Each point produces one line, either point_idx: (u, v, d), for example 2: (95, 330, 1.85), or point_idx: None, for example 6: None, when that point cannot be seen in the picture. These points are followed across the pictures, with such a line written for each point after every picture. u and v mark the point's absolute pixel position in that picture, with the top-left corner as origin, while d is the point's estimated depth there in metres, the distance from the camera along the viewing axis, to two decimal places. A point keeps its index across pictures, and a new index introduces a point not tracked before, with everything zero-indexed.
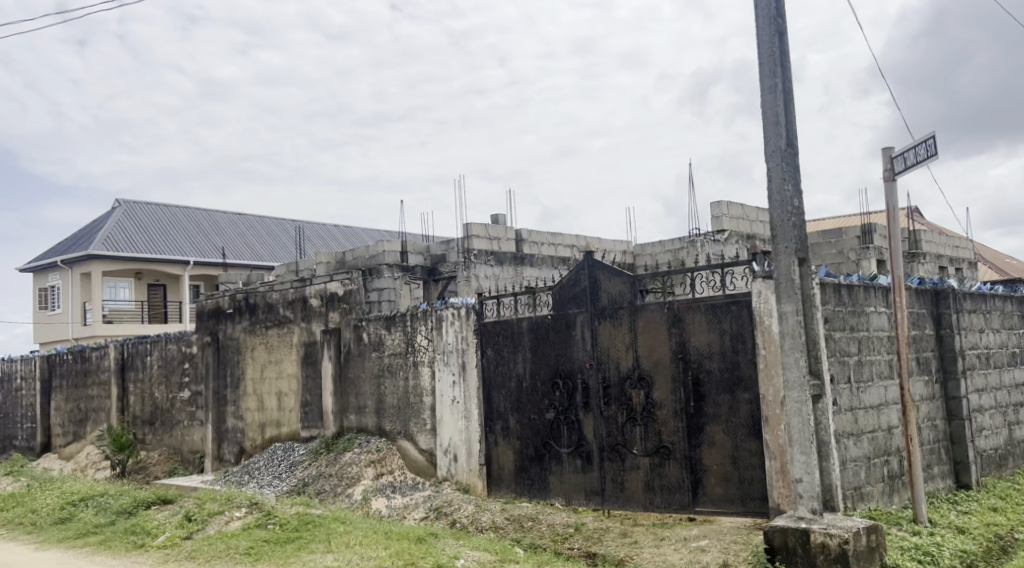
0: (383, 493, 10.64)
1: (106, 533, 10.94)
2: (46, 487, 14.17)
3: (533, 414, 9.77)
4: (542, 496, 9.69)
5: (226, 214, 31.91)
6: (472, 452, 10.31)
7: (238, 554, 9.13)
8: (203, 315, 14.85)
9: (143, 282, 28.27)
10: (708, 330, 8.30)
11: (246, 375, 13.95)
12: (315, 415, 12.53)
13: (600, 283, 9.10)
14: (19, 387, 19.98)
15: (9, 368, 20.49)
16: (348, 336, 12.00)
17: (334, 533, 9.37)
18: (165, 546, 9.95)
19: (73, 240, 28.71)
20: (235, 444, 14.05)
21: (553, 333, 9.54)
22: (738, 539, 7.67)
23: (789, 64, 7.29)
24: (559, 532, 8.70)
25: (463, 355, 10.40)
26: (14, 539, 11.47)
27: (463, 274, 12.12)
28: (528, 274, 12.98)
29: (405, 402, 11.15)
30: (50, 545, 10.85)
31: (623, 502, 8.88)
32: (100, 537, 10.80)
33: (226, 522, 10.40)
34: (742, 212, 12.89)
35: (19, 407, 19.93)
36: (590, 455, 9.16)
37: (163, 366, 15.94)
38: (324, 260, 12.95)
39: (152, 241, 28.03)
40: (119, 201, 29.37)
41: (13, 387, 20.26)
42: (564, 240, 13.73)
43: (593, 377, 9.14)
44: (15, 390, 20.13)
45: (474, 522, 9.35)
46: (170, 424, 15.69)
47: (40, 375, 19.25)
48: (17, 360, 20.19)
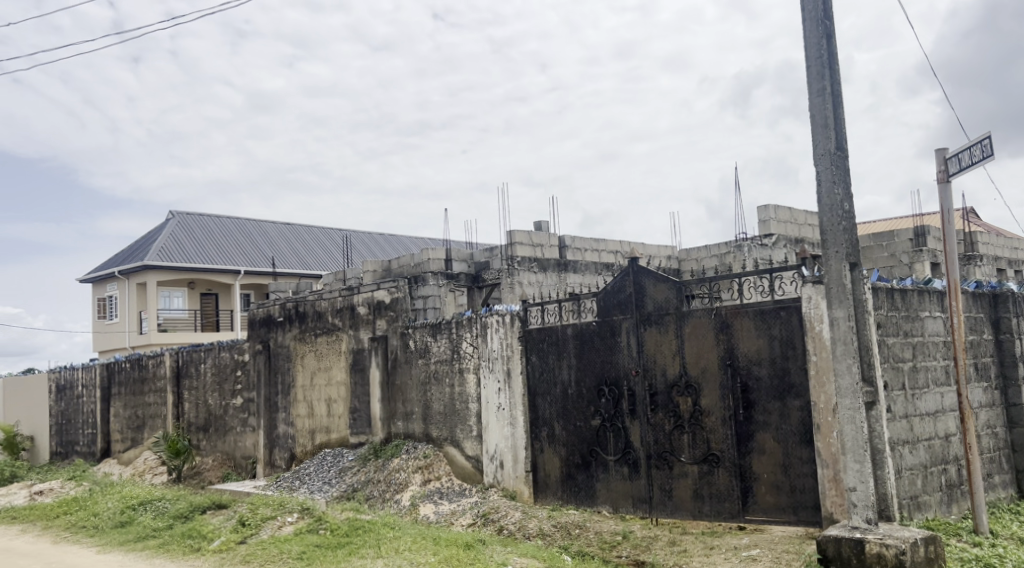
0: (430, 499, 10.66)
1: (164, 536, 11.14)
2: (106, 492, 14.48)
3: (579, 421, 9.69)
4: (589, 504, 9.61)
5: (275, 223, 32.38)
6: (518, 458, 10.27)
7: (291, 559, 9.23)
8: (254, 323, 15.06)
9: (196, 291, 28.73)
10: (756, 335, 8.17)
11: (296, 382, 14.10)
12: (363, 421, 12.62)
13: (645, 289, 9.01)
14: (80, 394, 20.47)
15: (70, 376, 21.00)
16: (395, 343, 12.05)
17: (384, 539, 9.41)
18: (220, 550, 10.08)
19: (129, 252, 29.35)
20: (287, 450, 14.21)
21: (598, 339, 9.46)
22: (790, 549, 7.54)
23: (837, 65, 7.14)
24: (607, 540, 8.63)
25: (508, 362, 10.37)
26: (76, 542, 11.74)
27: (507, 280, 12.08)
28: (571, 280, 12.90)
29: (451, 408, 11.16)
30: (111, 548, 11.08)
31: (671, 510, 8.77)
32: (158, 541, 11.00)
33: (278, 527, 10.50)
34: (791, 215, 12.66)
35: (81, 413, 20.42)
36: (637, 463, 9.06)
37: (217, 373, 16.19)
38: (370, 268, 13.02)
39: (205, 251, 28.56)
40: (173, 213, 30.00)
41: (75, 394, 20.76)
42: (608, 246, 13.63)
43: (638, 384, 9.04)
44: (77, 396, 20.63)
45: (521, 529, 9.31)
46: (223, 430, 15.93)
47: (99, 383, 19.70)
48: (78, 368, 20.70)
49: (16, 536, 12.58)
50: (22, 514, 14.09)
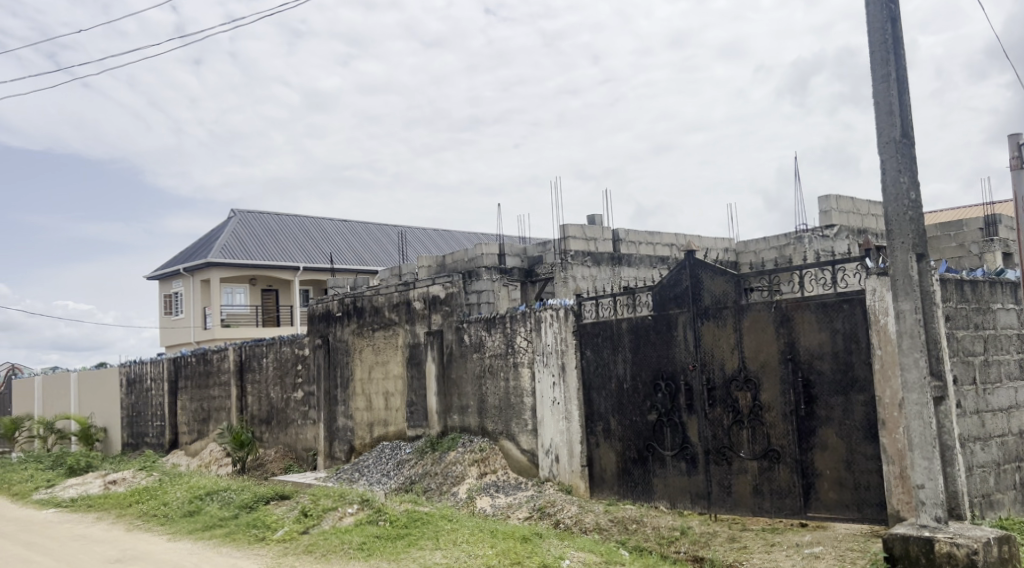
0: (487, 492, 10.63)
1: (230, 526, 11.34)
2: (175, 482, 14.81)
3: (635, 415, 9.57)
4: (646, 499, 9.49)
5: (332, 220, 32.75)
6: (574, 453, 10.18)
7: (351, 549, 9.31)
8: (314, 318, 15.22)
9: (257, 288, 29.19)
10: (818, 329, 7.96)
11: (355, 376, 14.21)
12: (420, 414, 12.67)
13: (703, 282, 8.84)
14: (149, 387, 20.97)
15: (140, 370, 21.53)
16: (450, 337, 12.06)
17: (442, 530, 9.44)
18: (284, 540, 10.22)
19: (193, 249, 29.96)
20: (346, 442, 14.34)
21: (654, 333, 9.32)
22: (855, 547, 7.36)
23: (903, 50, 6.88)
24: (665, 535, 8.51)
25: (563, 356, 10.25)
26: (148, 530, 12.02)
27: (560, 274, 11.96)
28: (625, 274, 12.75)
29: (506, 402, 11.12)
30: (180, 536, 11.33)
31: (731, 506, 8.61)
32: (224, 530, 11.20)
33: (339, 518, 10.58)
34: (853, 204, 12.33)
35: (149, 406, 20.91)
36: (695, 458, 8.91)
37: (278, 367, 16.42)
38: (425, 263, 12.99)
39: (265, 248, 29.02)
40: (234, 211, 30.54)
41: (144, 386, 21.27)
42: (663, 239, 13.44)
43: (696, 378, 8.89)
44: (146, 389, 21.14)
45: (578, 522, 9.24)
46: (285, 423, 16.15)
47: (167, 376, 20.15)
48: (147, 362, 21.20)
49: (90, 524, 12.94)
50: (97, 503, 14.50)
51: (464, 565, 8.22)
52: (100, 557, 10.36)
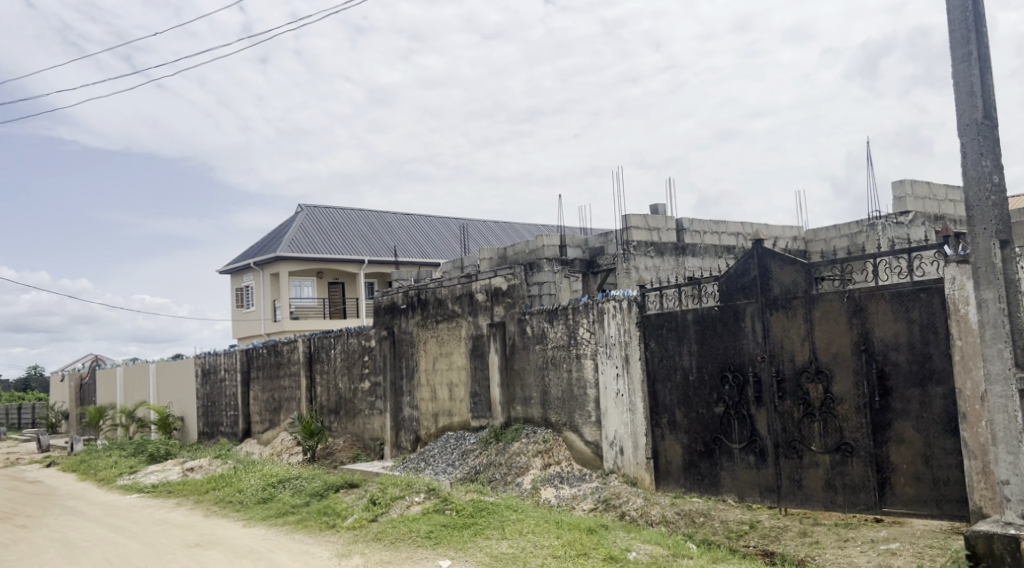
0: (551, 483, 10.54)
1: (303, 513, 11.50)
2: (249, 469, 15.11)
3: (702, 408, 9.37)
4: (713, 492, 9.29)
5: (395, 213, 33.02)
6: (639, 445, 10.00)
7: (419, 537, 9.36)
8: (379, 310, 15.31)
9: (324, 281, 29.60)
10: (893, 319, 7.67)
11: (420, 367, 14.27)
12: (484, 405, 12.66)
13: (771, 272, 8.61)
14: (223, 377, 21.43)
15: (214, 361, 22.01)
16: (513, 329, 12.00)
17: (508, 520, 9.41)
18: (354, 528, 10.32)
19: (262, 244, 30.52)
20: (412, 432, 14.43)
21: (721, 324, 9.11)
22: (934, 544, 7.13)
23: (985, 28, 6.54)
24: (733, 529, 8.34)
25: (626, 347, 10.10)
26: (224, 516, 12.29)
27: (622, 266, 11.79)
28: (690, 264, 12.50)
29: (570, 394, 11.01)
30: (255, 522, 11.55)
31: (801, 500, 8.38)
32: (297, 517, 11.37)
33: (407, 506, 10.60)
34: (929, 190, 11.85)
35: (224, 396, 21.37)
36: (764, 451, 8.69)
37: (346, 358, 16.58)
38: (487, 255, 12.96)
39: (331, 242, 29.40)
40: (301, 206, 31.01)
41: (218, 377, 21.75)
42: (729, 228, 13.13)
43: (765, 370, 8.65)
44: (220, 380, 21.61)
45: (644, 515, 9.11)
46: (353, 412, 16.31)
47: (240, 367, 20.55)
48: (221, 353, 21.66)
49: (170, 509, 13.28)
50: (176, 489, 14.89)
51: (530, 555, 8.25)
52: (180, 540, 10.64)
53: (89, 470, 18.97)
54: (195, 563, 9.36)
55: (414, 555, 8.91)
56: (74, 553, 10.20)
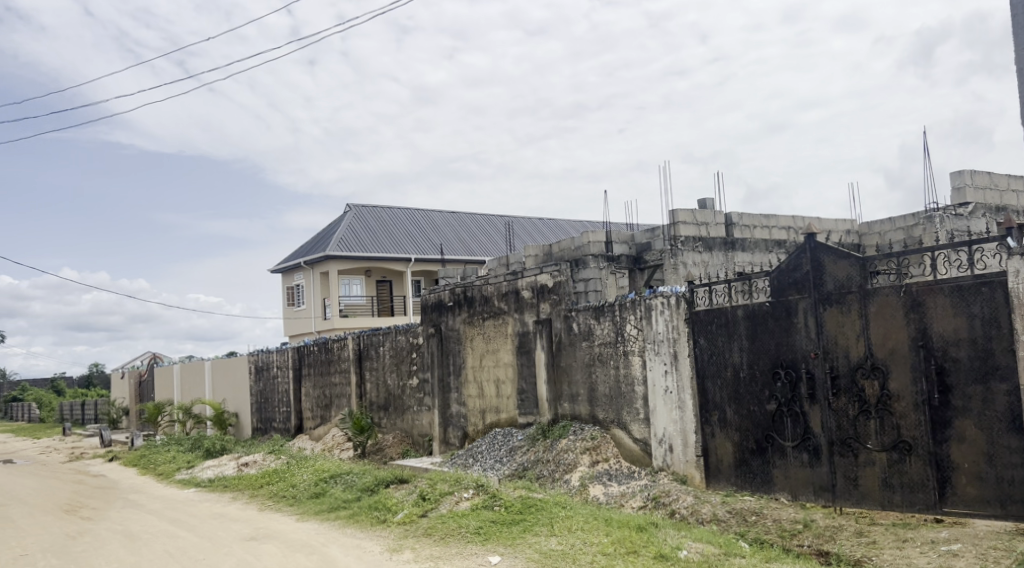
0: (600, 480, 10.42)
1: (354, 507, 11.56)
2: (301, 464, 15.26)
3: (753, 405, 9.18)
4: (765, 491, 9.10)
5: (441, 212, 33.15)
6: (689, 442, 9.83)
7: (468, 533, 9.34)
8: (426, 308, 15.34)
9: (372, 279, 29.79)
10: (953, 313, 7.42)
11: (467, 363, 14.25)
12: (531, 402, 12.59)
13: (825, 267, 8.40)
14: (276, 374, 21.69)
15: (267, 359, 22.30)
16: (559, 326, 11.92)
17: (557, 517, 9.34)
18: (404, 523, 10.34)
19: (312, 243, 30.84)
20: (460, 428, 14.44)
21: (772, 320, 8.92)
22: (998, 545, 6.90)
23: None
24: (787, 528, 8.15)
25: (675, 344, 9.94)
26: (278, 510, 12.42)
27: (670, 261, 11.63)
28: (740, 259, 12.28)
29: (617, 390, 10.89)
30: (308, 517, 11.66)
31: (857, 500, 8.17)
32: (348, 512, 11.44)
33: (456, 502, 10.58)
34: (990, 180, 11.46)
35: (276, 392, 21.63)
36: (819, 449, 8.48)
37: (394, 355, 16.66)
38: (532, 252, 12.88)
39: (378, 241, 29.62)
40: (350, 205, 31.29)
41: (270, 374, 22.03)
42: (780, 222, 12.81)
43: (819, 367, 8.45)
44: (272, 376, 21.88)
45: (695, 513, 8.96)
46: (401, 409, 16.38)
47: (292, 364, 20.79)
48: (273, 351, 21.94)
49: (226, 503, 13.48)
50: (232, 484, 15.11)
51: (579, 552, 8.17)
52: (236, 533, 10.77)
53: (149, 465, 19.37)
54: (251, 556, 9.47)
55: (463, 551, 8.89)
56: (136, 545, 10.39)
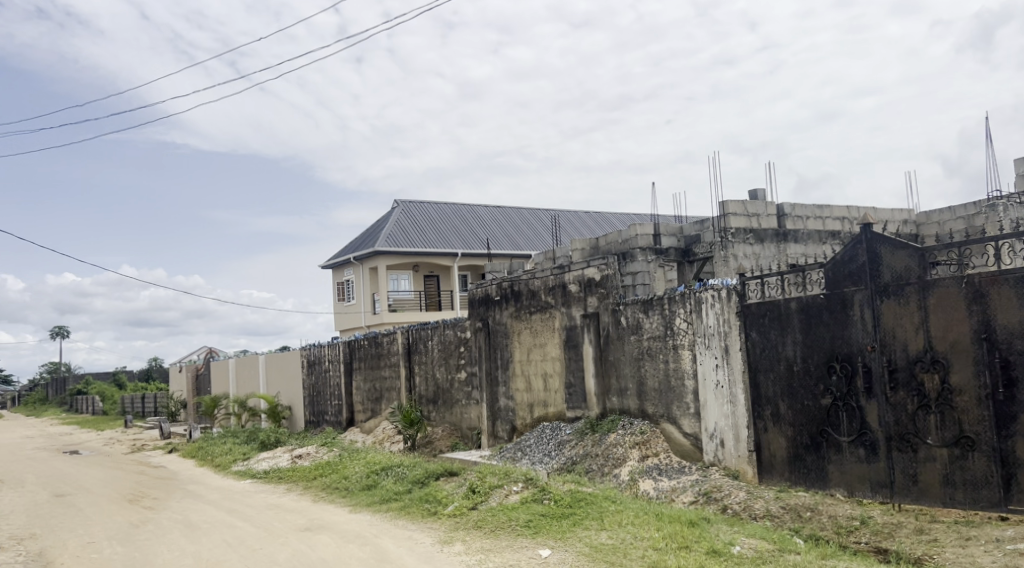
0: (649, 474, 10.29)
1: (405, 499, 11.60)
2: (354, 456, 15.37)
3: (807, 399, 8.98)
4: (820, 487, 8.89)
5: (488, 207, 33.19)
6: (740, 437, 9.65)
7: (518, 527, 9.30)
8: (474, 302, 15.32)
9: (420, 274, 29.92)
10: (1018, 305, 7.18)
11: (515, 357, 14.20)
12: (579, 396, 12.50)
13: (881, 257, 8.17)
14: (327, 367, 21.89)
15: (319, 353, 22.52)
16: (607, 320, 11.80)
17: (607, 511, 9.25)
18: (454, 515, 10.34)
19: (361, 239, 31.08)
20: (508, 422, 14.40)
21: (827, 313, 8.71)
22: None
23: None
24: (843, 524, 7.96)
25: (726, 338, 9.77)
26: (331, 501, 12.53)
27: (720, 253, 11.45)
28: (792, 251, 11.99)
29: (667, 384, 10.74)
30: (361, 508, 11.73)
31: (916, 496, 7.94)
32: (400, 504, 11.48)
33: (505, 495, 10.54)
34: None
35: (328, 386, 21.82)
36: (876, 445, 8.26)
37: (442, 349, 16.69)
38: (579, 246, 12.78)
39: (426, 236, 29.74)
40: (398, 201, 31.48)
41: (322, 368, 22.25)
42: (834, 212, 12.48)
43: (875, 360, 8.23)
44: (324, 370, 22.08)
45: (747, 509, 8.79)
46: (450, 402, 16.41)
47: (342, 358, 20.96)
48: (325, 345, 22.15)
49: (281, 494, 13.64)
50: (287, 475, 15.29)
51: (630, 547, 8.07)
52: (291, 524, 10.89)
53: (206, 457, 19.71)
54: (305, 546, 9.55)
55: (514, 543, 8.85)
56: (195, 534, 10.56)
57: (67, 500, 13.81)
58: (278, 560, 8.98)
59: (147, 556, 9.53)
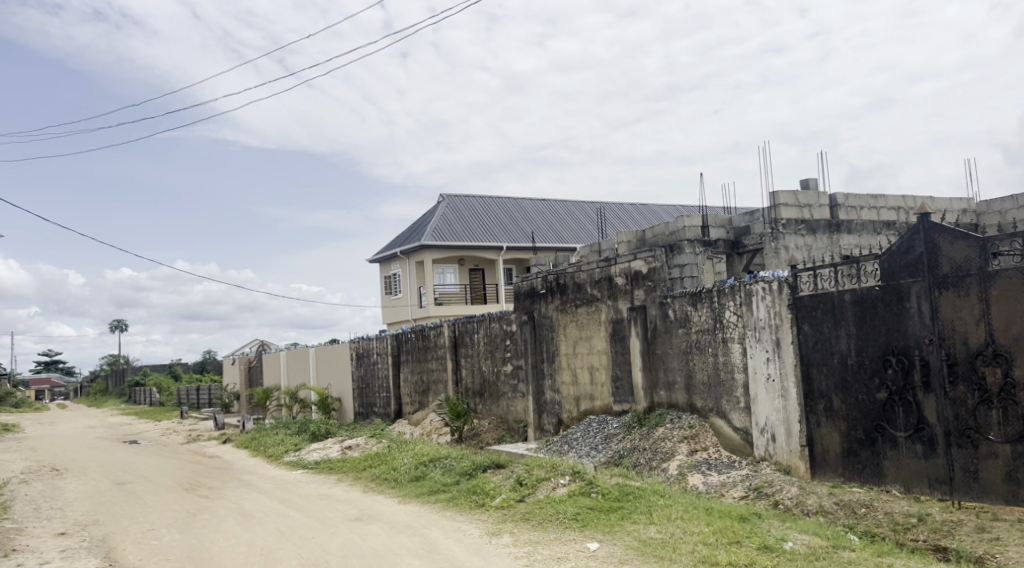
0: (699, 469, 10.13)
1: (453, 491, 11.62)
2: (403, 448, 15.43)
3: (862, 394, 8.75)
4: (875, 483, 8.66)
5: (533, 200, 33.11)
6: (792, 432, 9.45)
7: (566, 520, 9.23)
8: (519, 295, 15.26)
9: (465, 267, 29.97)
10: None
11: (561, 351, 14.11)
12: (626, 390, 12.37)
13: (939, 248, 7.94)
14: (376, 360, 22.03)
15: (367, 346, 22.67)
16: (654, 313, 11.66)
17: (655, 506, 9.13)
18: (502, 507, 10.32)
19: (408, 233, 31.22)
20: (555, 415, 14.32)
21: (883, 306, 8.48)
22: None
23: None
24: (900, 522, 7.75)
25: (777, 331, 9.58)
26: (381, 492, 12.60)
27: (771, 245, 11.24)
28: (846, 242, 11.71)
29: (716, 378, 10.57)
30: (409, 499, 11.77)
31: (977, 493, 7.70)
32: (448, 495, 11.50)
33: (553, 488, 10.48)
34: None
35: (376, 377, 21.96)
36: (933, 440, 8.02)
37: (489, 342, 16.66)
38: (625, 238, 12.63)
39: (472, 230, 29.75)
40: (443, 195, 31.56)
41: (371, 360, 22.39)
42: (889, 202, 12.15)
43: (933, 354, 7.99)
44: (373, 362, 22.22)
45: (800, 504, 8.60)
46: (497, 395, 16.39)
47: (390, 351, 21.07)
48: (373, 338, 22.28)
49: (332, 484, 13.77)
50: (337, 466, 15.42)
51: (679, 541, 7.96)
52: (343, 514, 10.97)
53: (259, 447, 19.99)
54: (356, 536, 9.60)
55: (561, 536, 8.80)
56: (250, 523, 10.71)
57: (128, 488, 14.12)
58: (330, 549, 9.05)
59: (204, 543, 9.69)
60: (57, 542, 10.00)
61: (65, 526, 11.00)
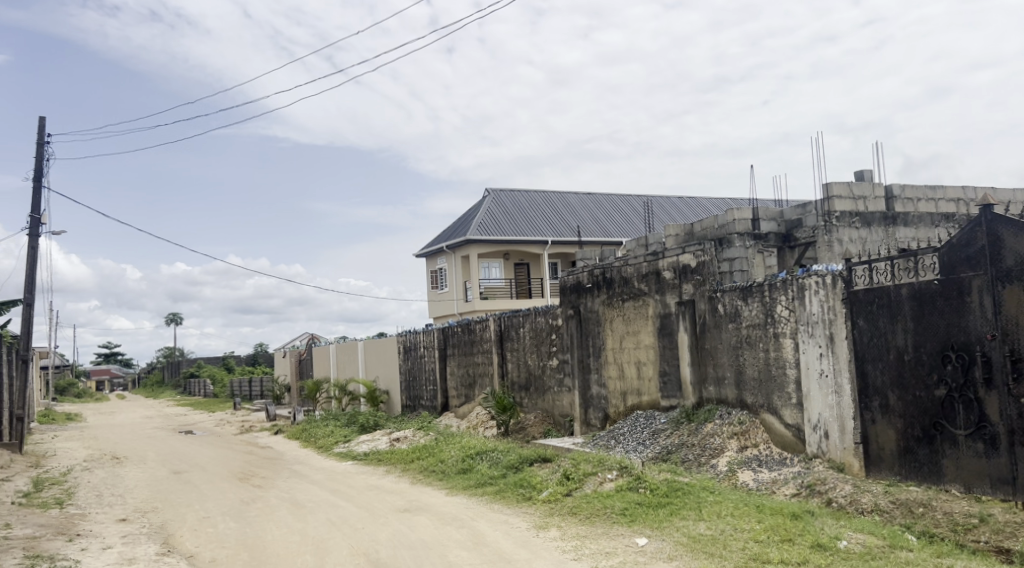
0: (749, 465, 9.96)
1: (501, 484, 11.59)
2: (450, 441, 15.45)
3: (919, 390, 8.49)
4: (933, 482, 8.41)
5: (579, 194, 32.95)
6: (846, 429, 9.23)
7: (614, 514, 9.15)
8: (565, 289, 15.19)
9: (511, 261, 29.94)
10: None
11: (607, 345, 13.98)
12: (674, 385, 12.22)
13: (1004, 242, 7.67)
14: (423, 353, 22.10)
15: (414, 339, 22.78)
16: (703, 307, 11.49)
17: (704, 502, 8.99)
18: (550, 501, 10.26)
19: (454, 227, 31.31)
20: (601, 410, 14.22)
21: (942, 300, 8.22)
22: None
23: None
24: (960, 522, 7.51)
25: (831, 326, 9.35)
26: (429, 484, 12.63)
27: (824, 238, 10.99)
28: (902, 235, 11.40)
29: (767, 374, 10.37)
30: (457, 491, 11.78)
31: None
32: (495, 488, 11.47)
33: (600, 483, 10.38)
34: None
35: (423, 371, 22.05)
36: (995, 439, 7.76)
37: (535, 336, 16.59)
38: (673, 232, 12.47)
39: (517, 224, 29.71)
40: (489, 190, 31.60)
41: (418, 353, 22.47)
42: (948, 194, 11.73)
43: (996, 350, 7.73)
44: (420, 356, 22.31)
45: (854, 502, 8.40)
46: (542, 389, 16.34)
47: (437, 345, 21.13)
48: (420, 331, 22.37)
49: (381, 475, 13.85)
50: (385, 458, 15.52)
51: (729, 538, 7.83)
52: (392, 505, 11.01)
53: (308, 439, 20.20)
54: (405, 527, 9.63)
55: (609, 531, 8.71)
56: (303, 512, 10.82)
57: (183, 477, 14.37)
58: (381, 539, 9.09)
59: (258, 530, 9.80)
60: (119, 528, 10.21)
61: (125, 512, 11.23)
